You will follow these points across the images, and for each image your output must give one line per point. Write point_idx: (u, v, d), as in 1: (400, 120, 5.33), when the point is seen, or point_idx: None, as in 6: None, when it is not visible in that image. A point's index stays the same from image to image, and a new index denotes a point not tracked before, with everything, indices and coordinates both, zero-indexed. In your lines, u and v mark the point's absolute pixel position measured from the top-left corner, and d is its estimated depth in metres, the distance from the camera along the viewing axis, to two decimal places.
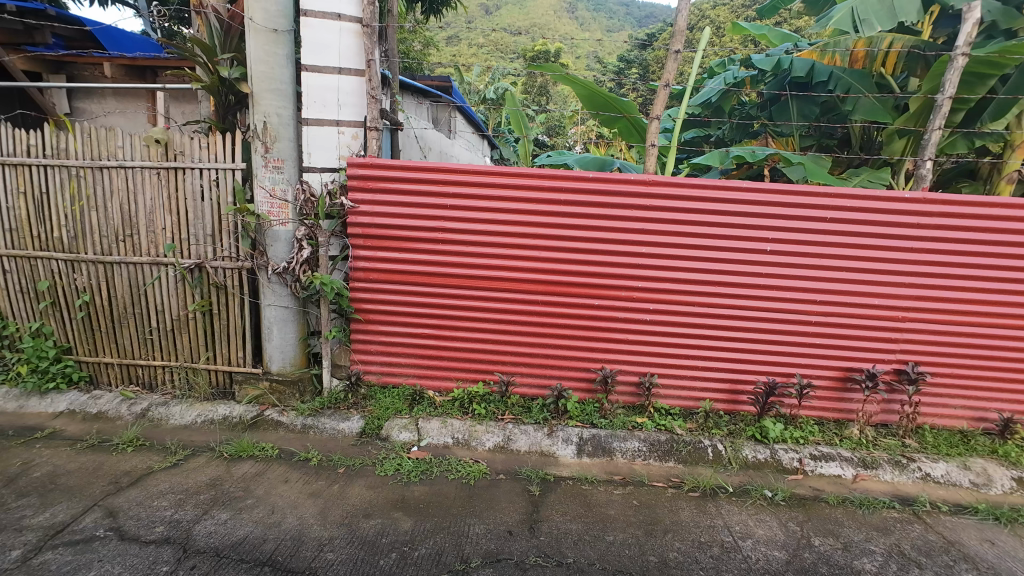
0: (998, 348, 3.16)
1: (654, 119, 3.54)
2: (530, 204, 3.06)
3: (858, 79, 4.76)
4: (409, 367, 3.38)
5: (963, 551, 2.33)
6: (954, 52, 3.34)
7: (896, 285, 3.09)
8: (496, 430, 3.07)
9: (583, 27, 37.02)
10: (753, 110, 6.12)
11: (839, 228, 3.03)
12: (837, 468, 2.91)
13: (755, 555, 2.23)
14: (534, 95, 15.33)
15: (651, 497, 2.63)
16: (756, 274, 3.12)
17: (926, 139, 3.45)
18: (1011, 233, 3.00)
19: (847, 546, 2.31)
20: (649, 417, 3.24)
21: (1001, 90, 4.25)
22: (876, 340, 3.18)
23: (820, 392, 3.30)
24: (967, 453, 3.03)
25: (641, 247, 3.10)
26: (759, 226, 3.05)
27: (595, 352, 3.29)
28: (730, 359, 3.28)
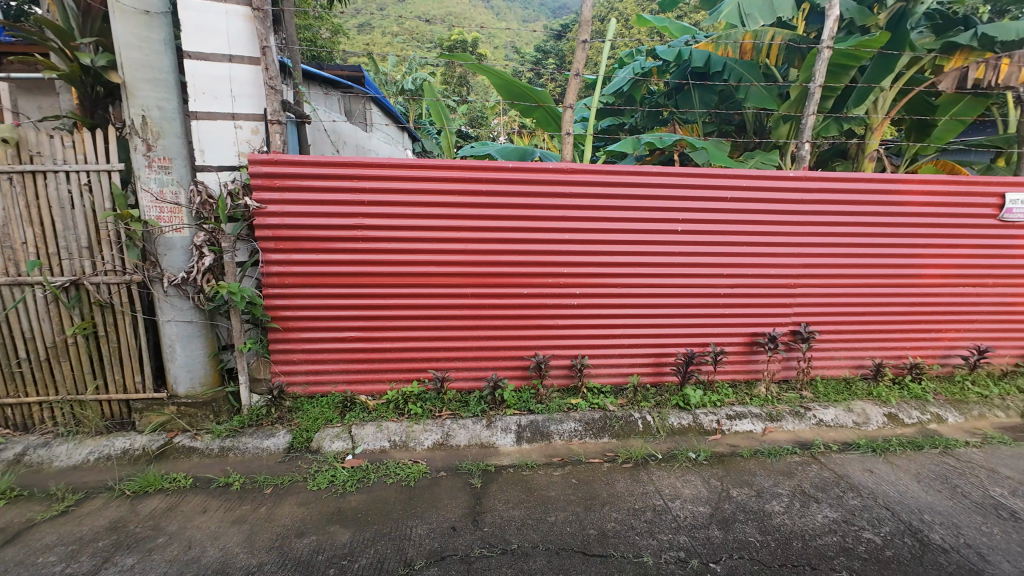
0: (871, 304, 3.64)
1: (568, 108, 3.62)
2: (453, 196, 3.02)
3: (748, 69, 5.21)
4: (337, 374, 3.22)
5: (850, 482, 2.68)
6: (821, 45, 3.75)
7: (788, 255, 3.45)
8: (433, 428, 3.02)
9: (499, 16, 37.00)
10: (661, 98, 6.49)
11: (738, 206, 3.31)
12: (748, 424, 3.23)
13: (683, 513, 2.41)
14: (454, 85, 15.11)
15: (589, 474, 2.74)
16: (670, 253, 3.33)
17: (804, 123, 3.86)
18: (875, 204, 3.45)
19: (759, 493, 2.57)
20: (583, 397, 3.37)
21: (861, 80, 4.90)
22: (774, 307, 3.54)
23: (731, 357, 3.62)
24: (850, 397, 3.49)
25: (564, 234, 3.18)
26: (670, 208, 3.25)
27: (527, 340, 3.34)
28: (653, 335, 3.48)
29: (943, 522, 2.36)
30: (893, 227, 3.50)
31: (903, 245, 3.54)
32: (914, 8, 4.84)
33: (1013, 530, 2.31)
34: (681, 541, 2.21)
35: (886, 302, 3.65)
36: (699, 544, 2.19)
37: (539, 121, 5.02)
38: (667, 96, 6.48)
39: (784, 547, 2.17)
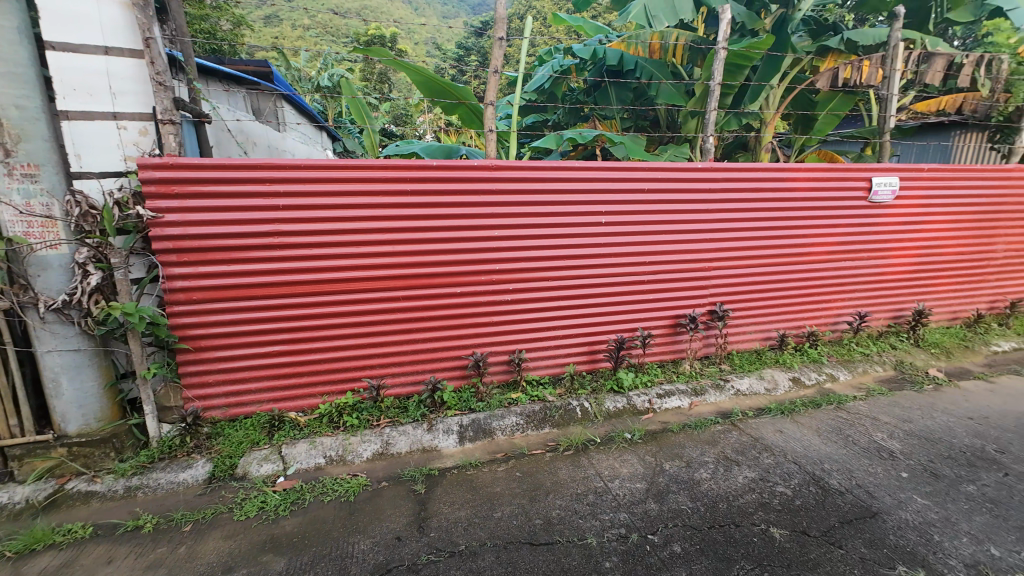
0: (774, 281, 4.03)
1: (489, 105, 3.63)
2: (377, 197, 2.90)
3: (657, 68, 5.53)
4: (261, 392, 2.99)
5: (764, 443, 2.97)
6: (717, 46, 4.07)
7: (702, 241, 3.72)
8: (372, 438, 2.91)
9: (418, 11, 36.23)
10: (581, 95, 6.72)
11: (656, 197, 3.52)
12: (676, 401, 3.46)
13: (622, 491, 2.53)
14: (375, 82, 14.58)
15: (532, 465, 2.79)
16: (597, 244, 3.46)
17: (707, 119, 4.18)
18: (772, 191, 3.81)
19: (689, 463, 2.77)
20: (523, 390, 3.41)
21: (755, 78, 5.39)
22: (692, 289, 3.81)
23: (658, 339, 3.84)
24: (761, 366, 3.86)
25: (494, 231, 3.19)
26: (594, 201, 3.38)
27: (464, 339, 3.32)
28: (586, 324, 3.61)
29: (838, 468, 2.69)
30: (788, 211, 3.90)
31: (796, 227, 3.96)
32: (792, 15, 5.41)
33: (892, 468, 2.68)
34: (622, 518, 2.32)
35: (785, 279, 4.06)
36: (638, 518, 2.31)
37: (462, 118, 4.99)
38: (586, 93, 6.74)
39: (712, 510, 2.36)
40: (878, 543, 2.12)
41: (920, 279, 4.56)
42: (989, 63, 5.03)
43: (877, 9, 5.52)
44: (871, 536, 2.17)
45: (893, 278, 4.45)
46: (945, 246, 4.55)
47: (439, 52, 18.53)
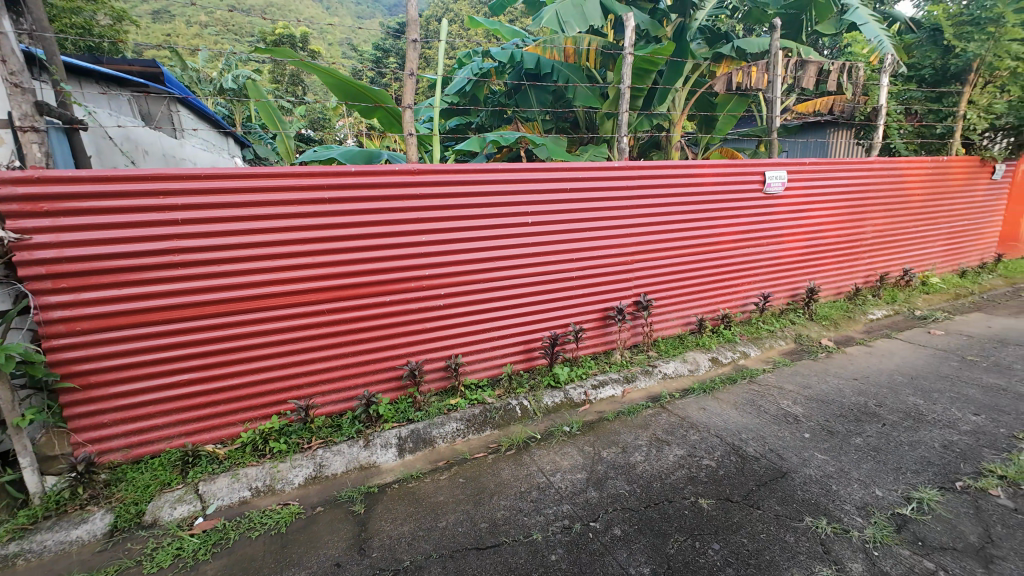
0: (690, 270, 4.34)
1: (407, 108, 3.55)
2: (292, 207, 2.74)
3: (573, 71, 5.74)
4: (169, 428, 2.68)
5: (690, 421, 3.19)
6: (625, 51, 4.31)
7: (623, 236, 3.92)
8: (304, 461, 2.74)
9: (330, 10, 34.70)
10: (502, 98, 6.80)
11: (578, 196, 3.64)
12: (610, 390, 3.61)
13: (563, 483, 2.60)
14: (286, 85, 13.73)
15: (475, 469, 2.78)
16: (526, 244, 3.52)
17: (620, 120, 4.40)
18: (682, 186, 4.10)
19: (624, 448, 2.90)
20: (461, 395, 3.37)
21: (662, 81, 5.77)
22: (618, 282, 3.99)
23: (590, 332, 3.97)
24: (684, 350, 4.15)
25: (421, 236, 3.13)
26: (519, 202, 3.43)
27: (398, 348, 3.22)
28: (520, 323, 3.65)
29: (753, 436, 2.96)
30: (697, 205, 4.22)
31: (705, 219, 4.30)
32: (689, 24, 5.87)
33: (797, 430, 3.00)
34: (565, 510, 2.38)
35: (699, 267, 4.39)
36: (580, 508, 2.38)
37: (381, 122, 4.85)
38: (507, 96, 6.84)
39: (648, 491, 2.49)
40: (789, 499, 2.36)
41: (810, 260, 5.15)
42: (849, 70, 5.81)
43: (759, 21, 6.15)
44: (783, 494, 2.40)
45: (789, 261, 4.98)
46: (827, 230, 5.17)
47: (355, 53, 17.87)
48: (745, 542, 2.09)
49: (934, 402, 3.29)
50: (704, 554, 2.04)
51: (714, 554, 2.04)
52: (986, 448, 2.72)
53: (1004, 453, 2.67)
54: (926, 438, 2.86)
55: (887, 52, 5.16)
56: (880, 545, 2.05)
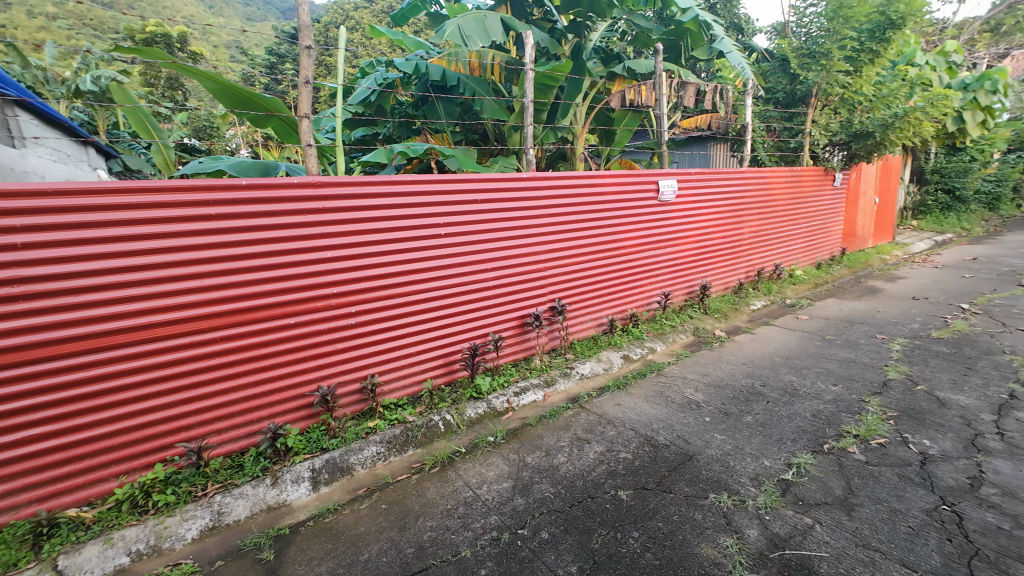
0: (599, 273, 4.59)
1: (304, 117, 3.33)
2: (152, 226, 2.39)
3: (480, 85, 5.82)
4: (13, 496, 2.19)
5: (607, 417, 3.36)
6: (526, 67, 4.46)
7: (535, 243, 4.04)
8: (199, 511, 2.41)
9: (214, 10, 31.81)
10: (410, 110, 6.71)
11: (489, 206, 3.70)
12: (531, 395, 3.68)
13: (490, 494, 2.58)
14: (163, 88, 12.28)
15: (399, 493, 2.67)
16: (440, 255, 3.48)
17: (526, 132, 4.55)
18: (587, 195, 4.35)
19: (548, 451, 2.97)
20: (380, 417, 3.21)
21: (564, 96, 6.08)
22: (533, 288, 4.10)
23: (509, 340, 4.01)
24: (598, 350, 4.38)
25: (328, 252, 2.95)
26: (431, 213, 3.39)
27: (307, 373, 2.98)
28: (439, 336, 3.58)
29: (663, 425, 3.19)
30: (600, 212, 4.49)
31: (609, 226, 4.59)
32: (584, 44, 6.27)
33: (699, 415, 3.30)
34: (493, 521, 2.36)
35: (608, 272, 4.67)
36: (508, 517, 2.38)
37: (277, 131, 4.52)
38: (415, 107, 6.77)
39: (571, 490, 2.56)
40: (696, 480, 2.57)
41: (701, 260, 5.72)
42: (720, 92, 6.59)
43: (645, 45, 6.76)
44: (691, 476, 2.62)
45: (684, 262, 5.49)
46: (713, 233, 5.79)
47: (245, 57, 16.54)
48: (661, 526, 2.24)
49: (804, 378, 3.81)
50: (626, 543, 2.15)
51: (634, 542, 2.15)
52: (843, 413, 3.21)
53: (856, 415, 3.16)
54: (800, 410, 3.30)
55: (748, 78, 5.98)
56: (770, 509, 2.31)
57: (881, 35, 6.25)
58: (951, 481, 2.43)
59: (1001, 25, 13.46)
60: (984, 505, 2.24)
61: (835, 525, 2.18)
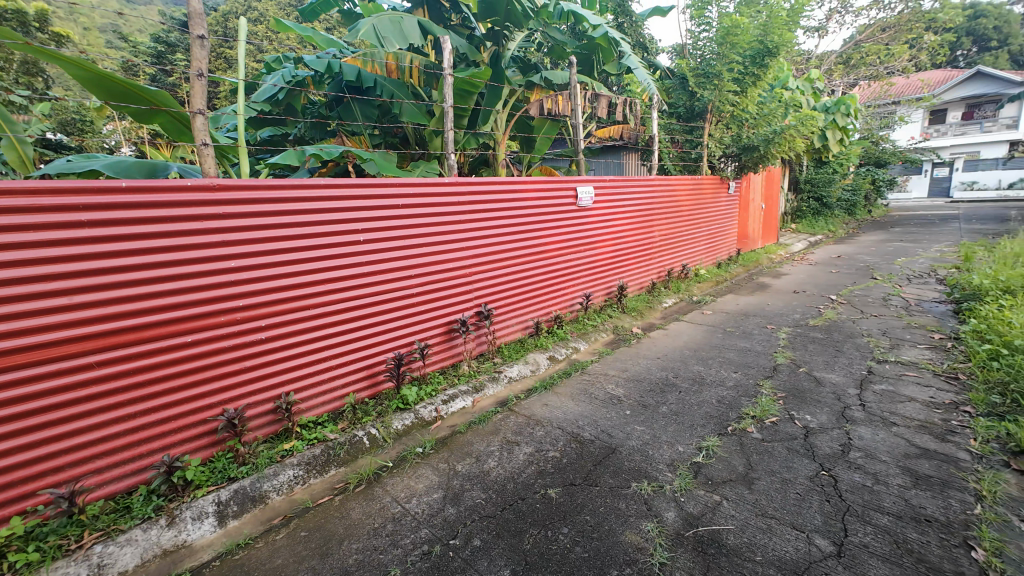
0: (523, 276, 4.67)
1: (197, 113, 3.01)
2: None
3: (398, 87, 5.69)
4: None
5: (535, 418, 3.42)
6: (444, 72, 4.43)
7: (459, 248, 4.02)
8: (72, 568, 2.06)
9: None
10: (323, 110, 6.38)
11: (410, 211, 3.61)
12: (460, 402, 3.66)
13: (420, 507, 2.51)
14: (16, 73, 10.45)
15: (320, 516, 2.50)
16: (360, 262, 3.32)
17: (446, 138, 4.51)
18: (508, 201, 4.41)
19: (478, 457, 2.96)
20: (297, 437, 2.98)
21: (484, 102, 6.13)
22: (458, 294, 4.06)
23: (435, 347, 3.93)
24: (524, 352, 4.46)
25: (231, 262, 2.70)
26: (348, 219, 3.23)
27: (208, 397, 2.67)
28: (361, 347, 3.41)
29: (588, 422, 3.32)
30: (522, 217, 4.58)
31: (531, 231, 4.71)
32: (502, 53, 6.38)
33: (620, 409, 3.48)
34: (423, 535, 2.30)
35: (532, 275, 4.77)
36: (439, 529, 2.33)
37: (165, 127, 4.05)
38: (329, 107, 6.44)
39: (502, 494, 2.57)
40: (619, 471, 2.71)
41: (618, 262, 6.06)
42: (629, 105, 7.06)
43: (560, 57, 7.01)
44: (614, 468, 2.74)
45: (602, 264, 5.78)
46: (628, 237, 6.17)
47: (126, 43, 14.62)
48: (588, 519, 2.32)
49: (709, 367, 4.19)
50: (556, 540, 2.20)
51: (564, 538, 2.21)
52: (743, 397, 3.57)
53: (753, 398, 3.53)
54: (706, 396, 3.62)
55: (653, 93, 6.46)
56: (684, 491, 2.50)
57: (761, 61, 7.06)
58: (827, 449, 2.80)
59: (851, 59, 15.89)
60: (852, 467, 2.61)
61: (738, 499, 2.41)
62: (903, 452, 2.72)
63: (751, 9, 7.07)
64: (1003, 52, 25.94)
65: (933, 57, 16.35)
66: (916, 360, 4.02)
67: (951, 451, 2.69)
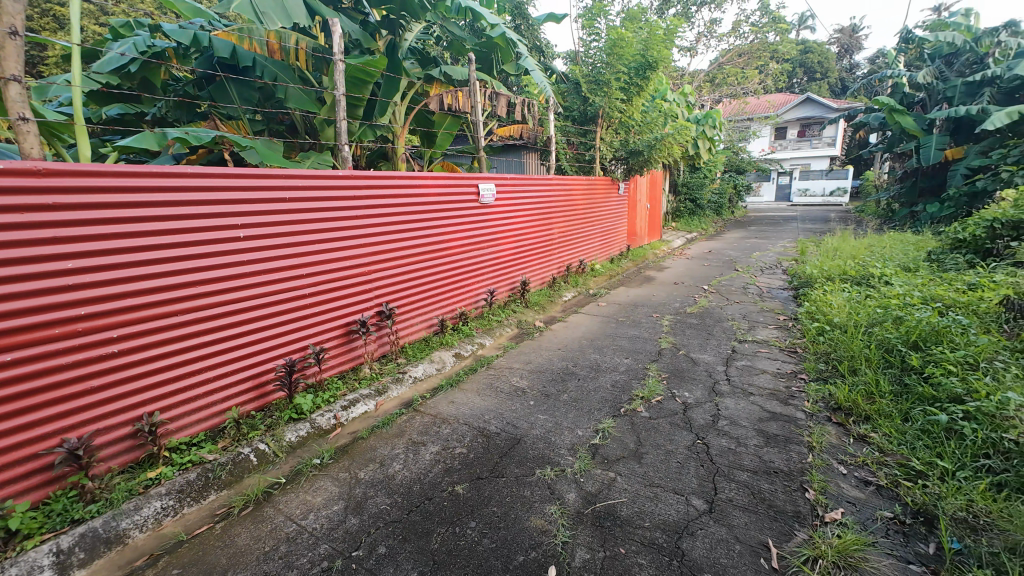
0: (426, 273, 4.58)
1: (12, 81, 2.45)
2: None
3: (282, 70, 5.20)
4: None
5: (441, 417, 3.39)
6: (334, 57, 4.14)
7: (356, 245, 3.81)
8: None
9: None
10: (190, 89, 5.59)
11: (299, 205, 3.33)
12: (362, 407, 3.49)
13: (318, 523, 2.35)
14: None
15: (199, 548, 2.22)
16: (240, 261, 2.99)
17: (338, 128, 4.22)
18: (408, 196, 4.29)
19: (382, 462, 2.85)
20: (166, 463, 2.59)
21: (380, 93, 5.88)
22: (357, 293, 3.86)
23: (332, 351, 3.68)
24: (429, 351, 4.39)
25: (70, 263, 2.25)
26: (224, 213, 2.89)
27: (41, 426, 2.19)
28: (244, 355, 3.06)
29: (494, 415, 3.38)
30: (423, 213, 4.49)
31: (434, 227, 4.63)
32: (399, 43, 6.17)
33: (525, 400, 3.60)
34: (322, 551, 2.15)
35: (435, 273, 4.70)
36: (340, 542, 2.20)
37: None
38: (196, 86, 5.66)
39: (408, 496, 2.51)
40: (524, 460, 2.80)
41: (520, 259, 6.23)
42: (527, 106, 7.29)
43: (459, 53, 6.97)
44: (520, 457, 2.83)
45: (506, 261, 5.90)
46: (528, 234, 6.37)
47: None
48: (495, 510, 2.37)
49: (605, 355, 4.52)
50: (463, 536, 2.20)
51: (472, 532, 2.23)
52: (633, 380, 3.91)
53: (642, 381, 3.90)
54: (602, 382, 3.90)
55: (550, 95, 6.73)
56: (584, 472, 2.67)
57: (643, 73, 7.72)
58: (701, 420, 3.20)
59: (715, 78, 18.09)
60: (721, 434, 3.01)
61: (630, 474, 2.64)
62: (758, 417, 3.20)
63: (634, 24, 7.45)
64: (824, 83, 31.62)
65: (776, 83, 19.41)
66: (767, 339, 4.75)
67: (791, 412, 3.24)
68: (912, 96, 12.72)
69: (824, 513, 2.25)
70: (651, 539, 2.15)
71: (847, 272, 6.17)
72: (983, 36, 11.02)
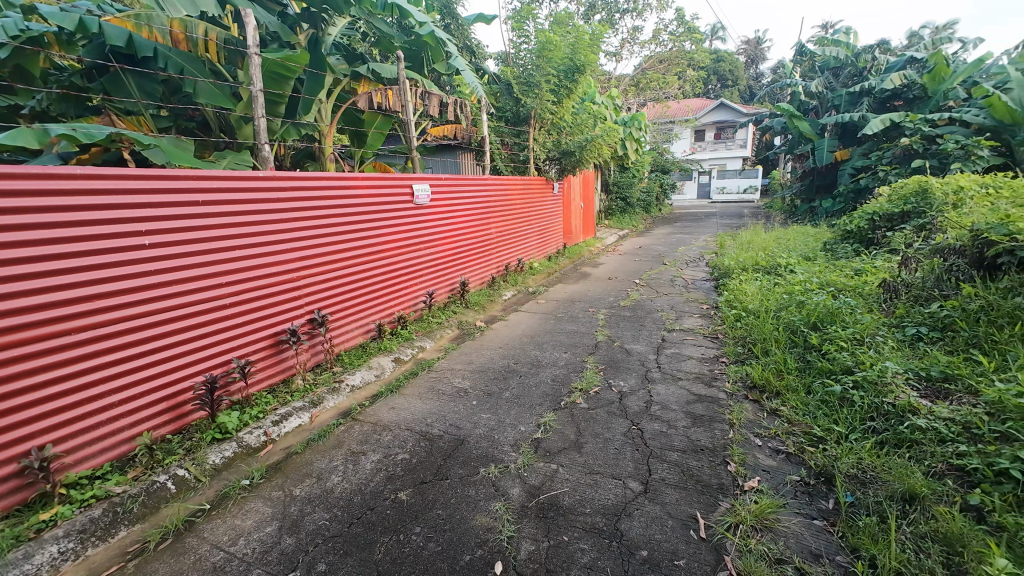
0: (361, 276, 4.42)
1: None
2: None
3: (190, 62, 4.79)
4: None
5: (381, 424, 3.30)
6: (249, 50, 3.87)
7: (281, 249, 3.59)
8: None
9: None
10: (78, 79, 4.97)
11: (214, 208, 3.09)
12: (295, 420, 3.30)
13: (250, 546, 2.20)
14: None
15: None
16: (147, 271, 2.72)
17: (257, 126, 3.94)
18: (336, 198, 4.11)
19: (320, 476, 2.73)
20: (63, 502, 2.31)
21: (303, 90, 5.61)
22: (285, 300, 3.64)
23: (259, 364, 3.45)
24: (366, 358, 4.25)
25: None
26: (126, 219, 2.61)
27: None
28: (155, 374, 2.78)
29: (437, 418, 3.35)
30: (354, 214, 4.32)
31: (367, 228, 4.48)
32: (322, 37, 5.91)
33: (467, 400, 3.60)
34: None
35: (370, 276, 4.55)
36: (275, 564, 2.08)
37: None
38: (86, 77, 5.05)
39: (349, 509, 2.42)
40: (468, 460, 2.80)
41: (459, 260, 6.20)
42: (460, 106, 7.26)
43: (388, 50, 6.79)
44: (463, 458, 2.83)
45: (444, 262, 5.85)
46: (467, 234, 6.36)
47: None
48: (440, 513, 2.35)
49: (545, 350, 4.63)
50: (408, 542, 2.17)
51: (417, 538, 2.20)
52: (572, 373, 4.05)
53: (580, 373, 4.04)
54: (543, 376, 4.00)
55: (482, 96, 6.75)
56: (527, 466, 2.72)
57: (572, 76, 7.97)
58: (635, 407, 3.38)
59: (640, 83, 19.07)
60: (653, 419, 3.20)
61: (571, 464, 2.73)
62: (686, 400, 3.44)
63: (562, 29, 7.60)
64: (735, 91, 34.46)
65: (693, 88, 20.81)
66: (692, 327, 5.11)
67: (714, 393, 3.52)
68: (807, 103, 14.24)
69: (743, 483, 2.47)
70: (592, 524, 2.24)
71: (759, 263, 6.79)
72: (862, 53, 12.55)
